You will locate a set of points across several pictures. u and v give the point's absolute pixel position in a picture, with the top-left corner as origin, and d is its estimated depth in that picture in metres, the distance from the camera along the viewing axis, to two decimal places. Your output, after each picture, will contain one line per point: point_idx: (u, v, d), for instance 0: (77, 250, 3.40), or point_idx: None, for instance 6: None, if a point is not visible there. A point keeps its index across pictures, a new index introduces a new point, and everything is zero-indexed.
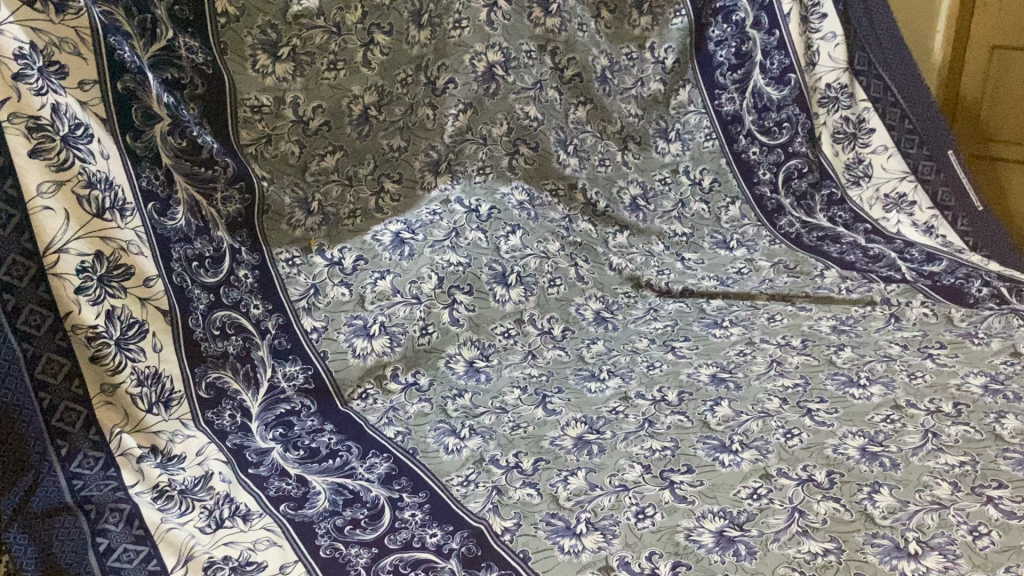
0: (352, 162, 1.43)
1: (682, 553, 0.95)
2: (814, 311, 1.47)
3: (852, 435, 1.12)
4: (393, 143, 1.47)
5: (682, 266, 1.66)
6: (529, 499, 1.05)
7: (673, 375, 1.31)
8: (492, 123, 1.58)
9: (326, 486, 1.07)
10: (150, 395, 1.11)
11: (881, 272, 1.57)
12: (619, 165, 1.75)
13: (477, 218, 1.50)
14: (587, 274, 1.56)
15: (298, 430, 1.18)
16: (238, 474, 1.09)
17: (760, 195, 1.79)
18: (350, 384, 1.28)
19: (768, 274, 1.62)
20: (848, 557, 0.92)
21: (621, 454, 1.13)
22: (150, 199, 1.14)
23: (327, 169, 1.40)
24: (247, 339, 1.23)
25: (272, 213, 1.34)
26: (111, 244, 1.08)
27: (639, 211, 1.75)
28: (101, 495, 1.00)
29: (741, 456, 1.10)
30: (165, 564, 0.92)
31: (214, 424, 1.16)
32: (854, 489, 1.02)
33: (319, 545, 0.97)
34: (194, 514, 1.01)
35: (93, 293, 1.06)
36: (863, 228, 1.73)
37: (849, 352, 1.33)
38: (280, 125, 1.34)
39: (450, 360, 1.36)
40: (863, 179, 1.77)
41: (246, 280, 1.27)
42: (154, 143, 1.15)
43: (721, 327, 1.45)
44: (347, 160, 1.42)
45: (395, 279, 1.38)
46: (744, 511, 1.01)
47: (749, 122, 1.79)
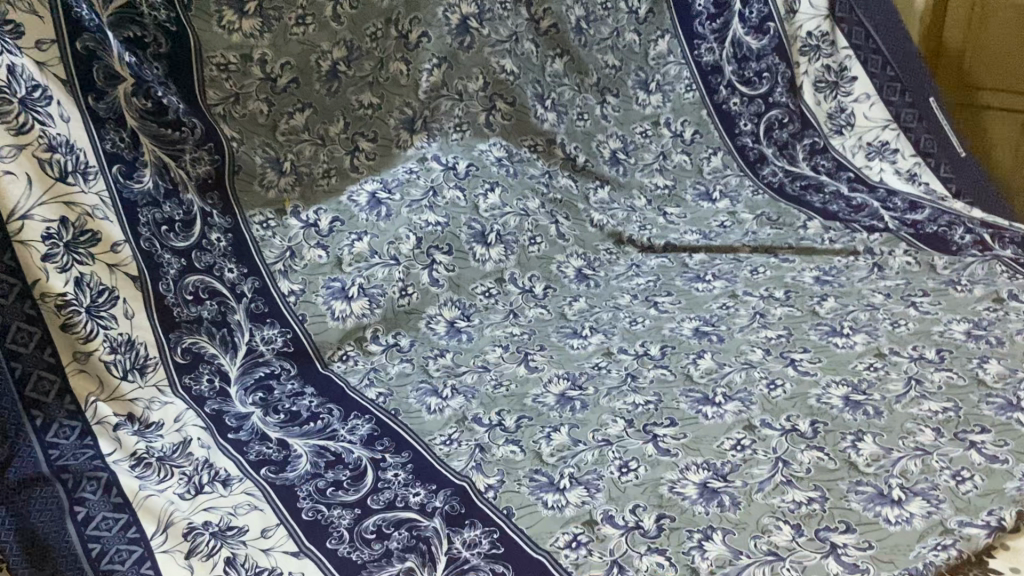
0: (322, 120, 1.39)
1: (665, 505, 0.95)
2: (797, 263, 1.46)
3: (836, 384, 1.12)
4: (362, 99, 1.42)
5: (664, 221, 1.64)
6: (512, 456, 1.05)
7: (656, 330, 1.30)
8: (468, 79, 1.52)
9: (307, 449, 1.06)
10: (124, 362, 1.10)
11: (863, 221, 1.56)
12: (598, 119, 1.71)
13: (455, 176, 1.46)
14: (568, 231, 1.54)
15: (277, 394, 1.16)
16: (218, 440, 1.07)
17: (742, 146, 1.76)
18: (330, 346, 1.26)
19: (750, 227, 1.61)
20: (832, 505, 0.92)
21: (605, 410, 1.12)
22: (114, 160, 1.14)
23: (297, 128, 1.36)
24: (222, 303, 1.22)
25: (244, 174, 1.31)
26: (75, 209, 1.08)
27: (619, 165, 1.72)
28: (78, 464, 0.98)
29: (724, 408, 1.09)
30: (144, 531, 0.91)
31: (192, 390, 1.14)
32: (838, 439, 1.02)
33: (301, 507, 0.97)
34: (173, 480, 0.99)
35: (61, 260, 1.05)
36: (846, 177, 1.71)
37: (832, 302, 1.32)
38: (248, 83, 1.31)
39: (430, 321, 1.34)
40: (845, 128, 1.75)
41: (219, 243, 1.25)
42: (117, 104, 1.15)
43: (704, 281, 1.44)
44: (317, 118, 1.38)
45: (373, 241, 1.35)
46: (728, 461, 1.00)
47: (729, 73, 1.76)
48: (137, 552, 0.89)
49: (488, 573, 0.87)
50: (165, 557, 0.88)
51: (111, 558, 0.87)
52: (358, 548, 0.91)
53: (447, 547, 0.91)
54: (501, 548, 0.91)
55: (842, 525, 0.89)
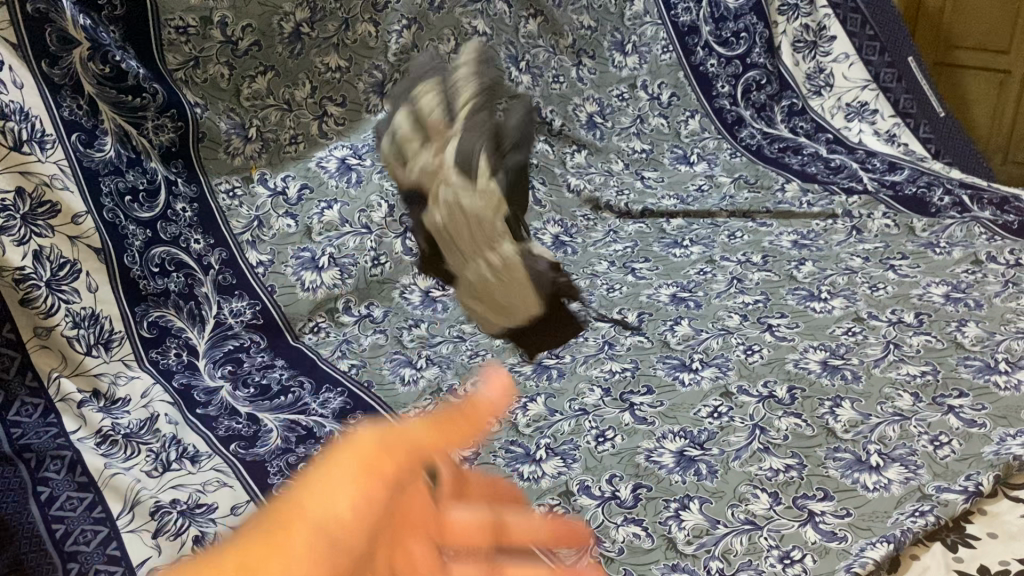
0: (286, 84, 1.34)
1: (642, 475, 0.93)
2: (774, 226, 1.44)
3: (813, 349, 1.11)
4: (328, 63, 1.37)
5: (642, 185, 1.62)
6: (488, 427, 1.03)
7: (633, 297, 1.28)
8: (439, 41, 1.44)
9: (278, 423, 1.04)
10: (88, 337, 1.07)
11: (841, 183, 1.54)
12: (574, 82, 1.67)
13: None
14: (544, 197, 1.51)
15: (247, 366, 1.14)
16: (186, 415, 1.04)
17: (720, 108, 1.74)
18: (301, 318, 1.23)
19: (728, 190, 1.58)
20: (811, 472, 0.91)
21: (582, 378, 1.11)
22: (73, 129, 1.10)
23: (261, 92, 1.31)
24: (189, 276, 1.19)
25: (209, 141, 1.27)
26: (32, 178, 1.05)
27: (596, 129, 1.68)
28: (41, 443, 0.95)
29: (701, 374, 1.08)
30: (111, 510, 0.89)
31: (159, 364, 1.11)
32: (816, 404, 1.01)
33: (271, 484, 0.94)
34: (140, 457, 0.97)
35: (18, 232, 1.03)
36: (824, 139, 1.70)
37: (810, 267, 1.30)
38: (208, 46, 1.25)
39: (405, 290, 1.30)
40: (824, 88, 1.75)
41: (184, 213, 1.22)
42: (73, 70, 1.11)
43: (681, 247, 1.42)
44: (280, 82, 1.33)
45: (343, 209, 1.31)
46: (705, 429, 0.99)
47: (706, 33, 1.73)
48: (103, 532, 0.86)
49: None
50: (131, 536, 0.86)
51: (77, 538, 0.85)
52: None
53: None
54: None
55: (820, 492, 0.88)
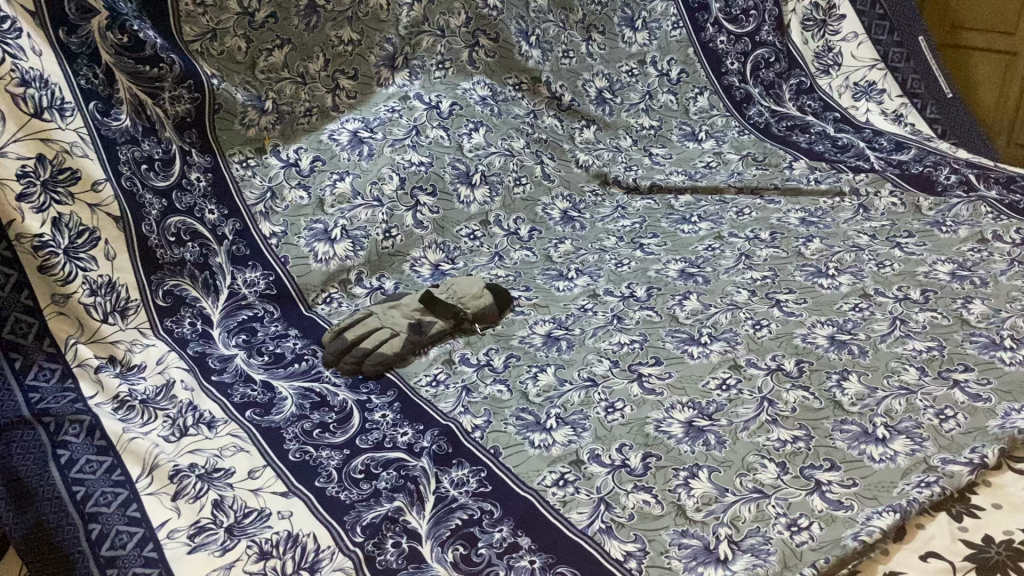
0: (301, 57, 1.33)
1: (652, 444, 0.95)
2: (782, 204, 1.45)
3: (821, 324, 1.12)
4: (342, 35, 1.37)
5: (650, 161, 1.62)
6: (499, 395, 1.05)
7: (642, 272, 1.29)
8: (449, 14, 1.47)
9: (292, 391, 1.06)
10: (105, 305, 1.09)
11: (848, 161, 1.55)
12: (583, 57, 1.67)
13: (438, 116, 1.43)
14: (554, 172, 1.52)
15: (261, 335, 1.16)
16: (201, 382, 1.06)
17: (728, 86, 1.74)
18: (314, 289, 1.24)
19: (736, 167, 1.59)
20: (818, 443, 0.93)
21: (590, 350, 1.12)
22: (90, 97, 1.11)
23: (276, 65, 1.31)
24: (204, 246, 1.20)
25: (225, 113, 1.26)
26: (51, 146, 1.06)
27: (606, 105, 1.69)
28: (59, 407, 0.97)
29: (710, 348, 1.10)
30: (130, 474, 0.91)
31: (174, 333, 1.13)
32: (823, 377, 1.03)
33: (287, 449, 0.97)
34: (157, 423, 0.98)
35: (38, 199, 1.04)
36: (832, 117, 1.70)
37: (818, 243, 1.31)
38: (225, 18, 1.24)
39: (415, 264, 1.32)
40: (832, 67, 1.74)
41: (199, 183, 1.22)
42: (92, 38, 1.10)
43: (689, 223, 1.43)
44: (296, 55, 1.33)
45: (355, 181, 1.32)
46: (713, 401, 1.01)
47: (716, 10, 1.72)
48: (122, 495, 0.88)
49: (476, 511, 0.88)
50: (151, 499, 0.88)
51: (97, 500, 0.87)
52: (346, 488, 0.91)
53: (435, 486, 0.91)
54: (488, 486, 0.91)
55: (827, 462, 0.90)
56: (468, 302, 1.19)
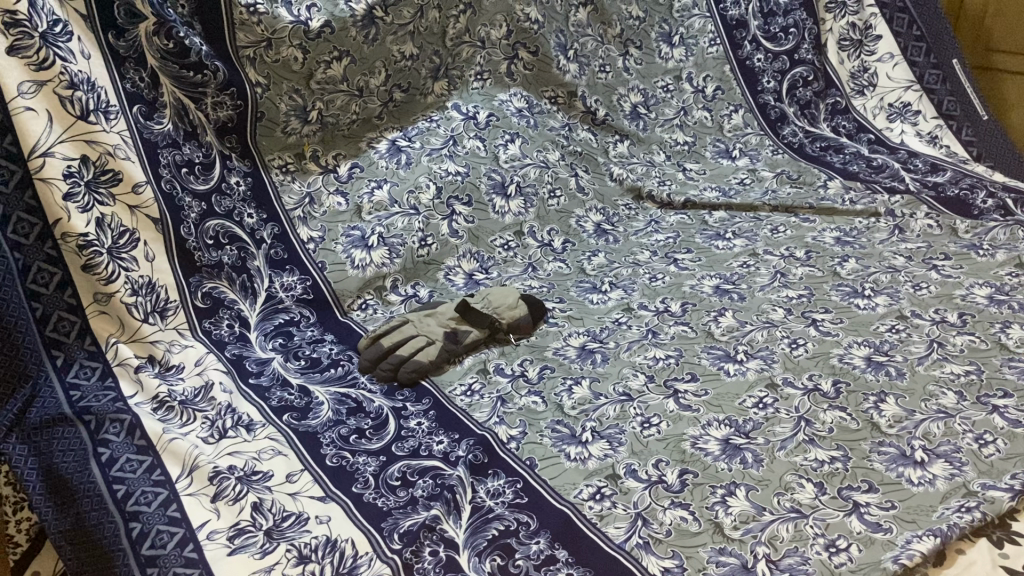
0: (362, 71, 1.34)
1: (688, 460, 0.95)
2: (817, 223, 1.45)
3: (858, 344, 1.12)
4: (404, 50, 1.38)
5: (684, 177, 1.63)
6: (534, 406, 1.06)
7: (676, 287, 1.29)
8: (492, 25, 1.48)
9: (329, 396, 1.07)
10: (145, 304, 1.09)
11: (883, 182, 1.54)
12: (619, 71, 1.67)
13: (474, 126, 1.44)
14: (587, 184, 1.53)
15: (298, 340, 1.17)
16: (239, 384, 1.07)
17: (763, 104, 1.74)
18: (350, 295, 1.26)
19: (771, 185, 1.59)
20: (856, 465, 0.93)
21: (625, 363, 1.12)
22: (135, 101, 1.10)
23: (334, 78, 1.31)
24: (243, 249, 1.21)
25: (267, 121, 1.28)
26: (96, 148, 1.05)
27: (640, 120, 1.69)
28: (100, 405, 0.98)
29: (746, 365, 1.10)
30: (169, 474, 0.92)
31: (212, 334, 1.14)
32: (860, 399, 1.02)
33: (324, 454, 0.97)
34: (195, 424, 0.99)
35: (82, 200, 1.04)
36: (866, 139, 1.69)
37: (854, 263, 1.31)
38: (281, 28, 1.24)
39: (449, 272, 1.33)
40: (868, 88, 1.72)
41: (238, 187, 1.23)
42: (139, 43, 1.10)
43: (723, 239, 1.42)
44: (354, 68, 1.33)
45: (392, 189, 1.33)
46: (750, 419, 1.00)
47: (755, 28, 1.70)
48: (162, 495, 0.89)
49: (513, 523, 0.88)
50: (191, 500, 0.89)
51: (137, 499, 0.88)
52: (383, 495, 0.92)
53: (471, 496, 0.91)
54: (524, 497, 0.91)
55: (865, 484, 0.90)
56: (502, 312, 1.19)
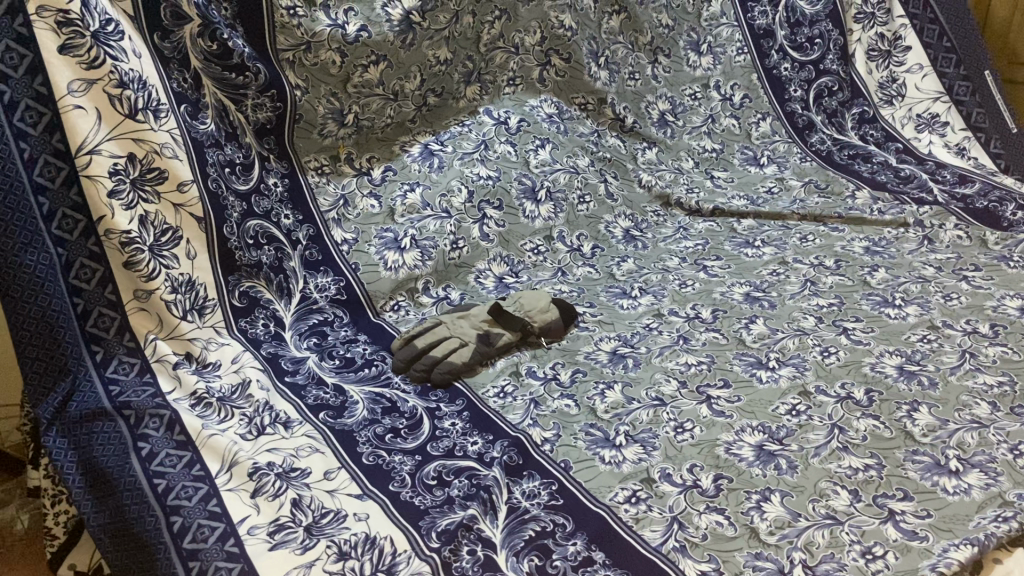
0: (398, 75, 1.36)
1: (722, 466, 0.95)
2: (846, 232, 1.45)
3: (889, 353, 1.12)
4: (439, 55, 1.39)
5: (712, 185, 1.63)
6: (567, 410, 1.06)
7: (706, 293, 1.29)
8: (526, 32, 1.49)
9: (363, 396, 1.08)
10: (184, 302, 1.10)
11: (911, 193, 1.54)
12: (648, 79, 1.69)
13: (506, 131, 1.46)
14: (616, 191, 1.53)
15: (331, 340, 1.19)
16: (276, 382, 1.09)
17: (791, 113, 1.74)
18: (383, 296, 1.27)
19: (798, 194, 1.59)
20: (890, 473, 0.93)
21: (657, 368, 1.13)
22: (180, 101, 1.11)
23: (370, 82, 1.33)
24: (279, 249, 1.22)
25: (305, 123, 1.30)
26: (143, 146, 1.06)
27: (667, 127, 1.70)
28: (140, 401, 0.99)
29: (778, 373, 1.10)
30: (209, 469, 0.93)
31: (248, 333, 1.15)
32: (893, 407, 1.02)
33: (361, 452, 0.98)
34: (233, 421, 1.00)
35: (127, 197, 1.05)
36: (894, 148, 1.70)
37: (884, 273, 1.31)
38: (320, 32, 1.26)
39: (479, 276, 1.34)
40: (896, 98, 1.72)
41: (276, 189, 1.25)
42: (183, 44, 1.12)
43: (752, 247, 1.43)
44: (391, 73, 1.35)
45: (425, 193, 1.35)
46: (784, 426, 1.01)
47: (781, 37, 1.71)
48: (203, 489, 0.90)
49: (549, 524, 0.88)
50: (231, 495, 0.90)
51: (178, 493, 0.89)
52: (420, 494, 0.93)
53: (507, 497, 0.92)
54: (560, 499, 0.92)
55: (900, 492, 0.90)
56: (533, 315, 1.20)
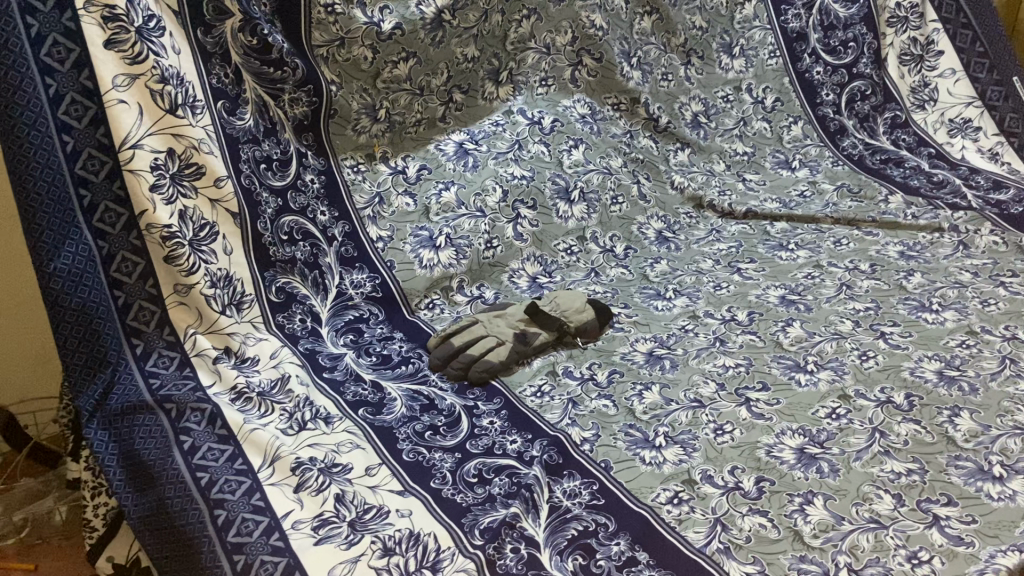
0: (425, 71, 1.36)
1: (764, 468, 0.95)
2: (881, 236, 1.44)
3: (928, 358, 1.12)
4: (466, 53, 1.39)
5: (744, 187, 1.63)
6: (605, 410, 1.06)
7: (742, 296, 1.29)
8: (556, 32, 1.49)
9: (401, 392, 1.09)
10: (223, 297, 1.10)
11: (945, 198, 1.53)
12: (681, 80, 1.68)
13: (540, 131, 1.46)
14: (649, 193, 1.54)
15: (367, 337, 1.20)
16: (314, 378, 1.09)
17: (823, 116, 1.74)
18: (418, 294, 1.28)
19: (831, 197, 1.59)
20: (933, 478, 0.92)
21: (695, 370, 1.12)
22: (219, 96, 1.12)
23: (399, 77, 1.33)
24: (315, 246, 1.22)
25: (339, 117, 1.29)
26: (183, 141, 1.06)
27: (701, 128, 1.70)
28: (180, 394, 1.00)
29: (817, 376, 1.10)
30: (251, 463, 0.93)
31: (285, 328, 1.16)
32: (934, 413, 1.02)
33: (401, 449, 0.98)
34: (274, 416, 1.01)
35: (167, 191, 1.05)
36: (927, 153, 1.67)
37: (920, 278, 1.31)
38: (355, 28, 1.26)
39: (513, 275, 1.35)
40: (929, 103, 1.71)
41: (313, 185, 1.24)
42: (224, 39, 1.12)
43: (787, 250, 1.43)
44: (419, 68, 1.35)
45: (460, 191, 1.35)
46: (824, 429, 1.00)
47: (814, 41, 1.72)
48: (246, 483, 0.90)
49: (591, 524, 0.88)
50: (274, 490, 0.90)
51: (221, 487, 0.89)
52: (461, 491, 0.93)
53: (549, 496, 0.92)
54: (601, 499, 0.92)
55: (944, 497, 0.90)
56: (568, 315, 1.20)
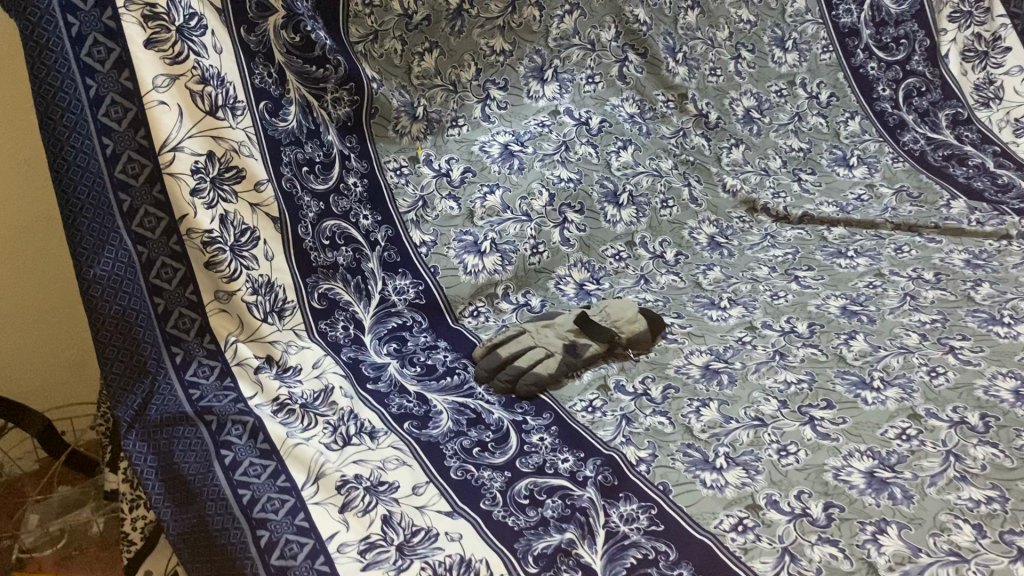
0: (452, 64, 1.33)
1: (832, 493, 0.90)
2: (943, 242, 1.38)
3: (1003, 376, 1.05)
4: (492, 44, 1.36)
5: (799, 188, 1.57)
6: (661, 427, 1.02)
7: (800, 306, 1.24)
8: (601, 27, 1.45)
9: (447, 405, 1.05)
10: (265, 304, 1.06)
11: (1012, 204, 1.46)
12: (731, 75, 1.63)
13: (587, 132, 1.41)
14: (700, 196, 1.50)
15: (411, 346, 1.16)
16: (358, 389, 1.05)
17: (880, 111, 1.68)
18: (462, 301, 1.25)
19: (889, 202, 1.52)
20: (1016, 507, 0.86)
21: (755, 386, 1.07)
22: (261, 97, 1.08)
23: (429, 72, 1.32)
24: (358, 251, 1.19)
25: (380, 117, 1.27)
26: (223, 143, 1.02)
27: (753, 124, 1.64)
28: (222, 406, 0.96)
29: (885, 394, 1.04)
30: (295, 480, 0.90)
31: (328, 336, 1.12)
32: (1013, 435, 0.96)
33: (448, 467, 0.94)
34: (318, 429, 0.97)
35: (208, 196, 1.01)
36: (992, 150, 1.60)
37: (989, 288, 1.24)
38: (388, 19, 1.25)
39: (560, 282, 1.31)
40: (993, 100, 1.64)
41: (356, 188, 1.21)
42: (268, 36, 1.09)
43: (846, 257, 1.37)
44: (446, 61, 1.33)
45: (506, 194, 1.31)
46: (894, 452, 0.95)
47: (866, 37, 1.67)
48: (289, 502, 0.87)
49: (651, 551, 0.84)
50: (318, 509, 0.87)
51: (264, 506, 0.86)
52: (513, 513, 0.88)
53: (605, 520, 0.87)
54: (660, 525, 0.87)
55: None
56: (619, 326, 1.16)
